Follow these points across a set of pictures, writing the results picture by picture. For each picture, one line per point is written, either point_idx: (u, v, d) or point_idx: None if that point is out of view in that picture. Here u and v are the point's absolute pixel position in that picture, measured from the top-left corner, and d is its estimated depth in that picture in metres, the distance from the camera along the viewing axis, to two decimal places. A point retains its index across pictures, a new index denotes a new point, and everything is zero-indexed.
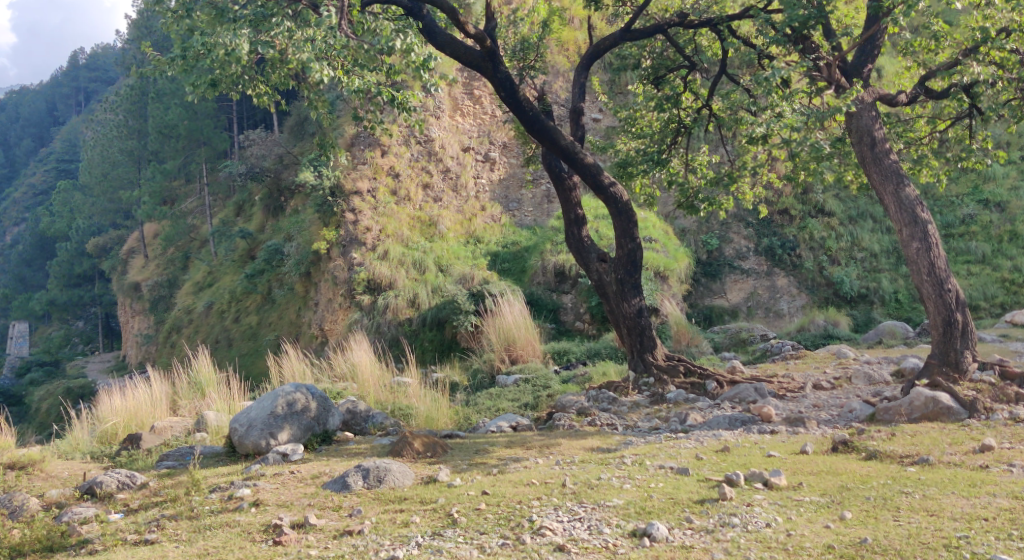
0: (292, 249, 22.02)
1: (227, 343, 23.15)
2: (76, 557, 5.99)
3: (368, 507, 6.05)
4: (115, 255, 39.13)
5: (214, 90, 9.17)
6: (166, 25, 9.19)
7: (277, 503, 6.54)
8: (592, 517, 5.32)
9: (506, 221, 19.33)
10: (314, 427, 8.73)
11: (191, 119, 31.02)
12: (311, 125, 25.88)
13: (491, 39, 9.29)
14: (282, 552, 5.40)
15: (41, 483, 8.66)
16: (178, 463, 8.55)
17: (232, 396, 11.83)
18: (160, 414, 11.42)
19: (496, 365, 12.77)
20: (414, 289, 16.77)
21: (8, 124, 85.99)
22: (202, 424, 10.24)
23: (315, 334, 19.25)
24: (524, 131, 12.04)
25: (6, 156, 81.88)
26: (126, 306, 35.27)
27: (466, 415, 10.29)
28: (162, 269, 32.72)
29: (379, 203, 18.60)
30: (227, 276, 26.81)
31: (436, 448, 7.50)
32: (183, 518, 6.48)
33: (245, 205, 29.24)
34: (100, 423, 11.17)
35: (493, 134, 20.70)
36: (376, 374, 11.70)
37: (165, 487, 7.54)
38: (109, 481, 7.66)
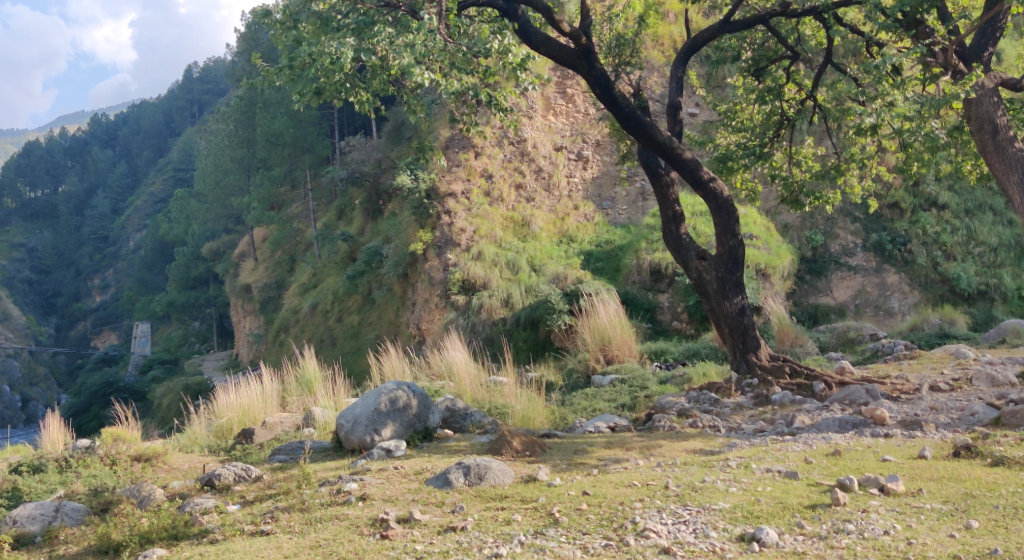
0: (391, 250, 22.51)
1: (331, 341, 23.85)
2: (199, 546, 6.27)
3: (470, 504, 6.09)
4: (227, 259, 40.91)
5: (320, 98, 9.43)
6: (274, 36, 9.49)
7: (382, 498, 6.66)
8: (697, 520, 5.22)
9: (600, 219, 18.93)
10: (415, 424, 8.85)
11: (295, 127, 32.46)
12: (409, 128, 26.30)
13: (586, 36, 9.23)
14: (389, 546, 5.48)
15: (164, 474, 9.16)
16: (289, 458, 8.82)
17: (337, 393, 12.16)
18: (271, 411, 11.84)
19: (592, 365, 12.69)
20: (508, 288, 16.92)
21: (131, 136, 91.30)
22: (310, 420, 10.56)
23: (413, 334, 19.61)
24: (618, 128, 11.91)
25: (130, 167, 86.99)
26: (238, 306, 36.79)
27: (562, 414, 10.25)
28: (272, 271, 34.05)
29: (473, 204, 19.01)
30: (330, 277, 27.58)
31: (535, 448, 7.49)
32: (295, 511, 6.68)
33: (346, 208, 30.02)
34: (217, 417, 11.68)
35: (586, 132, 20.46)
36: (473, 373, 11.79)
37: (278, 480, 7.80)
38: (226, 473, 7.99)
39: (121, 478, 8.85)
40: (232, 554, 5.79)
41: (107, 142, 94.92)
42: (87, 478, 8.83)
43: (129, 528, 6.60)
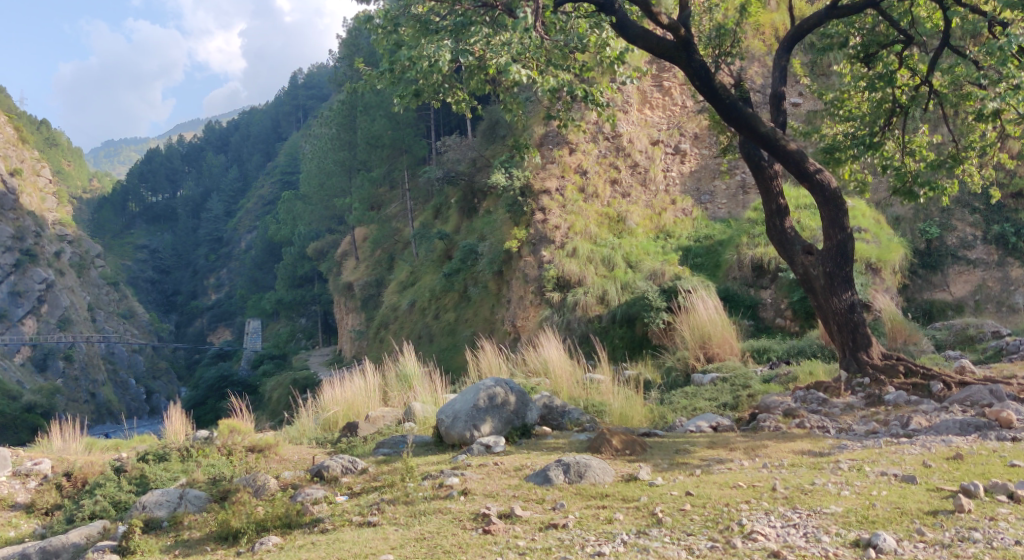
0: (487, 248, 22.69)
1: (428, 338, 24.25)
2: (310, 534, 6.51)
3: (571, 502, 6.05)
4: (332, 258, 42.10)
5: (419, 99, 9.63)
6: (376, 41, 9.66)
7: (484, 493, 6.70)
8: (808, 524, 5.03)
9: (698, 214, 18.53)
10: (514, 420, 8.87)
11: (394, 129, 33.13)
12: (503, 127, 26.41)
13: (686, 27, 9.03)
14: (491, 541, 5.50)
15: (276, 464, 9.51)
16: (393, 451, 8.98)
17: (436, 389, 12.31)
18: (373, 404, 12.11)
19: (691, 364, 12.45)
20: (604, 285, 16.81)
21: (242, 142, 95.13)
22: (410, 414, 10.75)
23: (508, 330, 19.72)
24: (718, 119, 11.63)
25: (240, 171, 90.56)
26: (341, 303, 37.79)
27: (661, 413, 10.09)
28: (372, 269, 34.83)
29: (567, 201, 19.03)
30: (427, 275, 28.01)
31: (635, 446, 7.38)
32: (399, 503, 6.80)
33: (442, 207, 30.42)
34: (324, 412, 12.06)
35: (684, 126, 19.96)
36: (570, 371, 11.71)
37: (382, 473, 7.96)
38: (334, 465, 8.19)
39: (237, 467, 9.22)
40: (342, 545, 5.98)
41: (221, 148, 99.38)
42: (206, 467, 9.26)
43: (247, 516, 6.88)
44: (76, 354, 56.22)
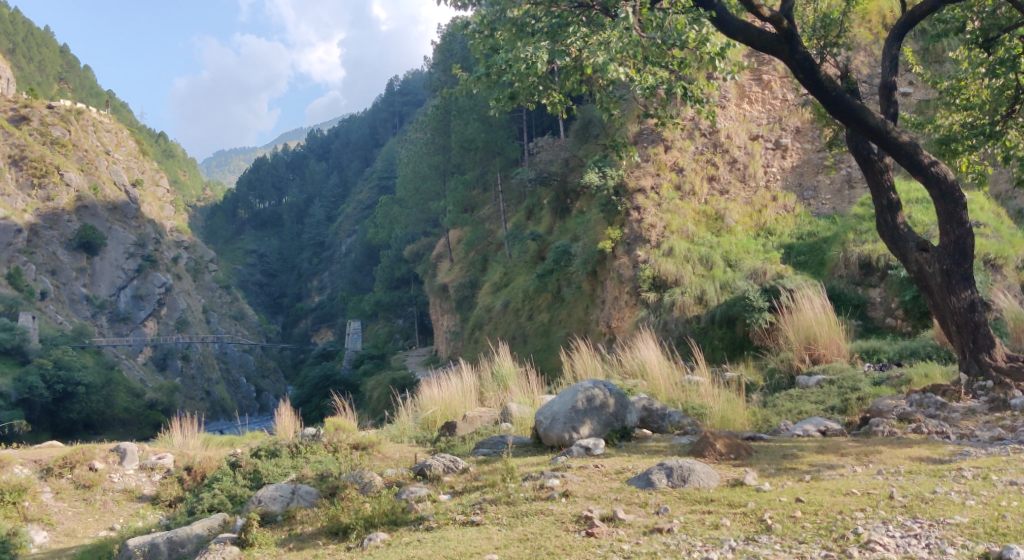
0: (580, 248, 22.61)
1: (523, 339, 24.35)
2: (415, 532, 6.70)
3: (675, 506, 5.95)
4: (428, 260, 42.78)
5: (513, 102, 9.71)
6: (472, 45, 9.71)
7: (585, 496, 6.72)
8: (930, 535, 4.82)
9: (801, 211, 17.98)
10: (613, 423, 8.79)
11: (486, 132, 33.38)
12: (596, 126, 26.24)
13: (788, 20, 8.76)
14: (595, 544, 5.47)
15: (379, 462, 9.75)
16: (492, 451, 9.03)
17: (533, 389, 12.32)
18: (470, 405, 12.27)
19: (795, 365, 12.08)
20: (702, 285, 16.54)
21: (341, 148, 97.83)
22: (507, 415, 10.78)
23: (603, 331, 19.61)
24: (823, 111, 11.23)
25: (340, 177, 93.08)
26: (437, 305, 38.28)
27: (765, 416, 9.83)
28: (466, 270, 35.20)
29: (663, 199, 18.78)
30: (520, 276, 28.11)
31: (740, 451, 7.19)
32: (501, 503, 6.91)
33: (535, 208, 30.53)
34: (422, 411, 12.29)
35: (785, 120, 19.33)
36: (668, 373, 11.54)
37: (483, 472, 8.04)
38: (436, 464, 8.30)
39: (343, 464, 9.49)
40: (447, 542, 6.11)
41: (322, 155, 102.44)
42: (314, 463, 9.58)
43: (355, 512, 7.13)
44: (192, 354, 58.86)
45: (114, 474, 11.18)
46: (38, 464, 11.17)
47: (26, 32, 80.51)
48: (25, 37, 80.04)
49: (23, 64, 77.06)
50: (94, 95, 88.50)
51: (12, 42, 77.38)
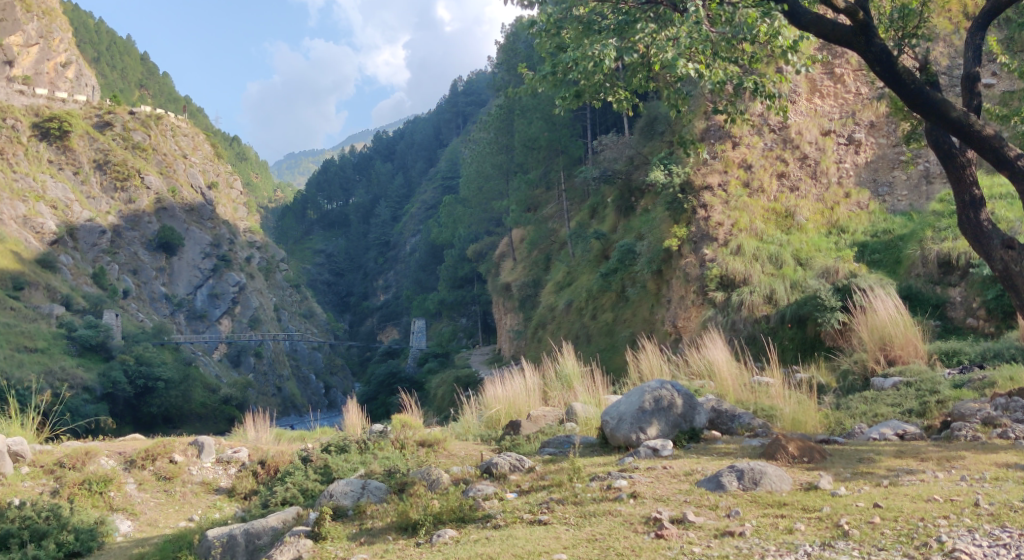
0: (645, 247, 22.42)
1: (586, 338, 24.27)
2: (484, 529, 6.81)
3: (747, 509, 5.84)
4: (491, 259, 42.98)
5: (580, 100, 9.71)
6: (538, 44, 9.69)
7: (653, 497, 6.71)
8: (1020, 545, 4.72)
9: (875, 208, 17.53)
10: (681, 424, 8.68)
11: (550, 130, 33.30)
12: (662, 123, 25.98)
13: (864, 10, 8.48)
14: (665, 546, 5.44)
15: (445, 459, 9.85)
16: (558, 450, 9.01)
17: (598, 389, 12.25)
18: (535, 404, 12.27)
19: (870, 366, 11.76)
20: (771, 284, 16.24)
21: (406, 149, 99.04)
22: (572, 414, 10.74)
23: (669, 331, 19.42)
24: (900, 104, 10.88)
25: (405, 177, 94.24)
26: (501, 304, 38.37)
27: (838, 418, 9.59)
28: (530, 269, 35.23)
29: (731, 197, 18.47)
30: (584, 275, 28.01)
31: (813, 453, 7.00)
32: (568, 503, 6.95)
33: (599, 207, 30.41)
34: (487, 410, 12.37)
35: (859, 114, 18.76)
36: (736, 375, 11.34)
37: (549, 471, 8.04)
38: (503, 462, 8.32)
39: (410, 461, 9.62)
40: (516, 541, 6.22)
41: (388, 156, 103.87)
42: (382, 459, 9.74)
43: (423, 509, 7.26)
44: (264, 351, 60.27)
45: (193, 466, 11.49)
46: (122, 456, 11.55)
47: (109, 40, 83.48)
48: (108, 45, 83.04)
49: (106, 71, 79.96)
50: (172, 100, 91.28)
51: (95, 50, 80.34)
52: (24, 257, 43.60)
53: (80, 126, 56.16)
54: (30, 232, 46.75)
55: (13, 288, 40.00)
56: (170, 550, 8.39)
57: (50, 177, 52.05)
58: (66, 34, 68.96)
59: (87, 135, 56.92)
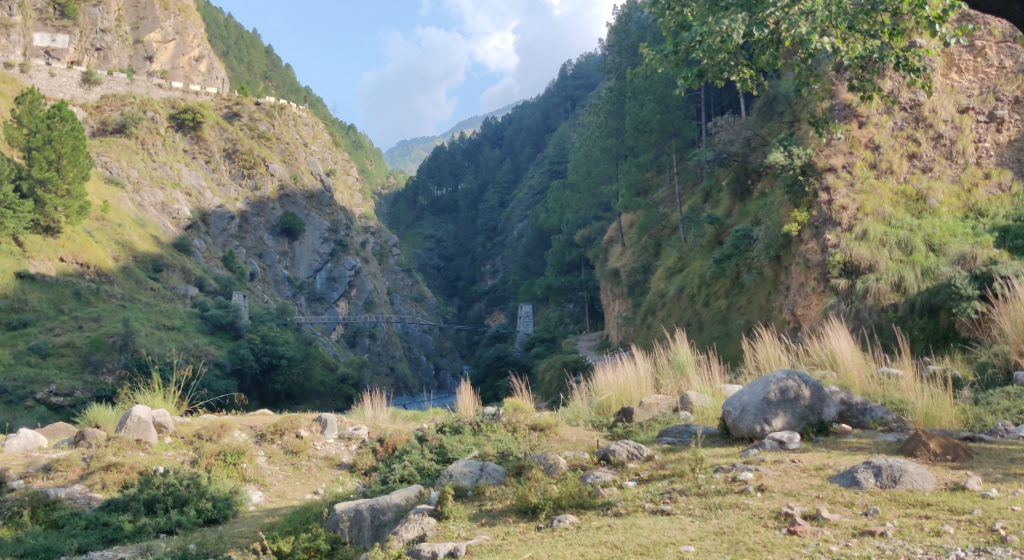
0: (762, 232, 21.77)
1: (698, 326, 23.82)
2: (605, 517, 6.79)
3: (886, 508, 5.68)
4: (599, 244, 42.66)
5: (702, 80, 9.45)
6: (661, 24, 9.55)
7: (782, 492, 6.49)
8: None
9: (1018, 190, 16.49)
10: (809, 416, 8.36)
11: (662, 113, 32.63)
12: (781, 104, 25.08)
13: None
14: (799, 543, 5.41)
15: (558, 444, 9.84)
16: (678, 440, 8.83)
17: (713, 378, 11.95)
18: (647, 391, 12.12)
19: (1011, 360, 11.03)
20: (900, 271, 15.50)
21: (514, 135, 99.57)
22: (686, 403, 10.51)
23: (787, 319, 18.82)
24: None
25: (513, 162, 94.78)
26: (609, 289, 38.04)
27: (978, 414, 9.02)
28: (640, 255, 34.77)
29: (856, 178, 17.68)
30: (696, 261, 27.42)
31: (957, 451, 6.61)
32: (692, 494, 6.82)
33: (712, 191, 29.74)
34: (597, 395, 12.30)
35: (1001, 88, 17.47)
36: (862, 366, 10.84)
37: (669, 461, 7.88)
38: (620, 450, 8.22)
39: (524, 444, 9.69)
40: (640, 531, 6.20)
41: (496, 141, 104.69)
42: (496, 442, 9.85)
43: (543, 493, 7.28)
44: (378, 332, 61.88)
45: (317, 441, 11.88)
46: (253, 430, 12.07)
47: (237, 35, 87.11)
48: (236, 39, 86.66)
49: (234, 64, 83.53)
50: (293, 91, 94.48)
51: (224, 44, 83.98)
52: (162, 242, 46.15)
53: (212, 118, 58.84)
54: (167, 218, 49.50)
55: (153, 269, 42.28)
56: (298, 521, 8.72)
57: (185, 166, 54.76)
58: (199, 29, 72.16)
59: (217, 126, 59.52)
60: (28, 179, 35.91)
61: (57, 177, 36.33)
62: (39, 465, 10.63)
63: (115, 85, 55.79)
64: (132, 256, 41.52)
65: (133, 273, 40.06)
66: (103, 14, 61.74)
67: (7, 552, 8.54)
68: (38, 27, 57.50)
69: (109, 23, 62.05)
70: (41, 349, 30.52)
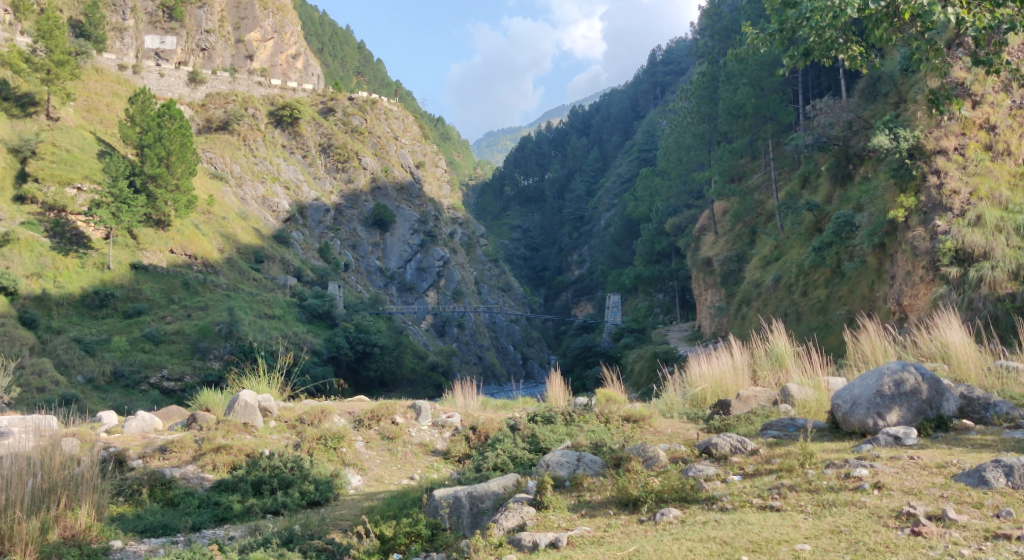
0: (865, 219, 20.95)
1: (796, 317, 23.13)
2: (711, 512, 6.62)
3: (1019, 511, 5.64)
4: (691, 233, 41.88)
5: (808, 59, 9.12)
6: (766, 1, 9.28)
7: (902, 489, 6.27)
8: None
9: None
10: (927, 411, 7.96)
11: (757, 97, 31.70)
12: (886, 83, 24.05)
13: None
14: (925, 545, 5.41)
15: (652, 436, 9.70)
16: (783, 433, 8.53)
17: (816, 370, 11.53)
18: (744, 383, 11.80)
19: None
20: (1019, 258, 14.62)
21: (602, 123, 99.01)
22: (787, 396, 10.15)
23: (892, 310, 18.10)
24: None
25: (601, 150, 94.20)
26: (701, 279, 37.35)
27: None
28: (733, 244, 33.98)
29: (969, 161, 16.77)
30: (794, 250, 26.59)
31: None
32: (802, 490, 6.58)
33: (811, 176, 28.80)
34: (691, 387, 12.06)
35: None
36: (977, 360, 10.27)
37: (775, 455, 7.61)
38: (723, 443, 8.00)
39: (618, 435, 9.61)
40: (749, 526, 6.05)
41: (583, 130, 104.15)
42: (589, 433, 9.76)
43: (644, 486, 7.14)
44: (467, 322, 62.44)
45: (412, 428, 12.00)
46: (352, 415, 12.28)
47: (331, 31, 89.05)
48: (330, 35, 88.64)
49: (329, 61, 85.48)
50: (385, 85, 95.92)
51: (320, 41, 85.99)
52: (263, 233, 47.77)
53: (308, 113, 60.28)
54: (267, 211, 51.13)
55: (255, 260, 43.73)
56: (397, 506, 8.80)
57: (284, 161, 56.44)
58: (296, 28, 73.94)
59: (313, 121, 61.03)
60: (141, 175, 37.62)
61: (167, 173, 37.89)
62: (156, 445, 11.06)
63: (219, 84, 57.86)
64: (236, 248, 43.08)
65: (237, 263, 41.49)
66: (207, 15, 64.14)
67: (129, 527, 8.93)
68: (149, 29, 61.26)
69: (213, 24, 64.40)
70: (154, 336, 31.92)
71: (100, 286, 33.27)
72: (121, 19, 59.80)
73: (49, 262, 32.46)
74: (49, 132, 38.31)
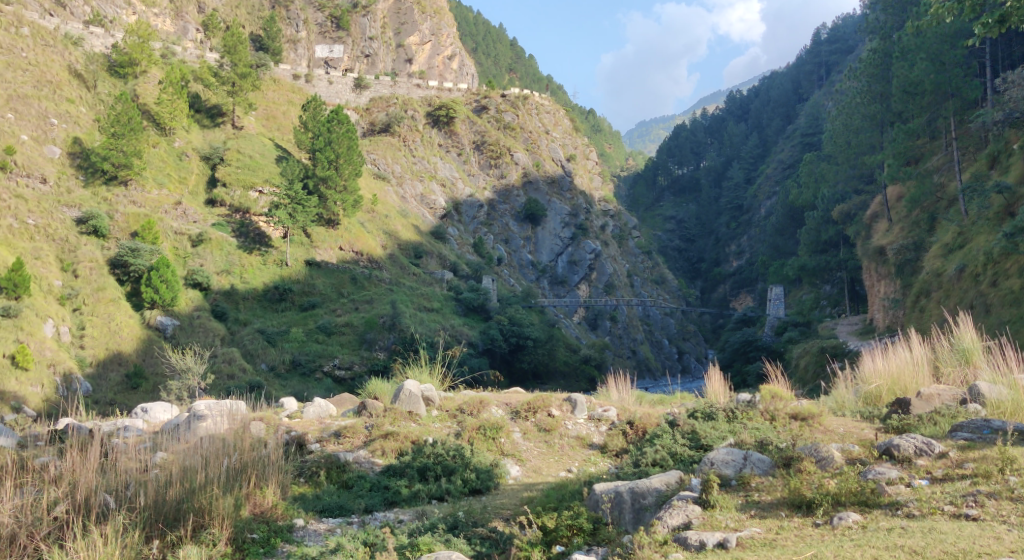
0: None
1: (984, 309, 21.46)
2: (896, 518, 6.31)
3: None
4: (860, 220, 39.59)
5: (1005, 26, 8.52)
6: None
7: None
8: None
9: None
10: None
11: (937, 73, 29.63)
12: None
13: None
14: None
15: (822, 434, 9.26)
16: (975, 435, 7.87)
17: (1009, 367, 10.58)
18: (925, 380, 11.00)
19: None
20: None
21: (761, 108, 95.67)
22: (976, 395, 9.38)
23: None
24: None
25: (761, 137, 90.89)
26: (874, 269, 35.29)
27: None
28: (910, 231, 31.85)
29: None
30: (980, 236, 24.60)
31: None
32: (1003, 499, 6.28)
33: (1000, 156, 26.63)
34: (865, 383, 11.38)
35: None
36: None
37: (969, 459, 7.06)
38: (905, 444, 7.45)
39: (785, 434, 9.22)
40: (945, 536, 5.90)
41: (741, 116, 100.96)
42: (754, 431, 9.43)
43: (818, 487, 6.81)
44: (621, 315, 61.94)
45: (568, 421, 11.99)
46: (509, 406, 12.42)
47: (485, 31, 90.74)
48: (484, 35, 90.30)
49: (483, 59, 87.03)
50: (538, 81, 96.61)
51: (474, 41, 87.73)
52: (421, 229, 49.36)
53: (464, 112, 61.66)
54: (425, 208, 52.87)
55: (414, 256, 45.22)
56: (556, 498, 8.80)
57: (441, 159, 58.17)
58: (452, 29, 75.56)
59: (468, 119, 62.27)
60: (314, 177, 39.79)
61: (337, 175, 40.00)
62: (331, 430, 11.61)
63: (381, 88, 60.13)
64: (397, 244, 44.67)
65: (398, 259, 43.04)
66: (370, 23, 66.95)
67: (310, 506, 9.42)
68: (319, 39, 64.97)
69: (375, 31, 67.13)
70: (327, 328, 33.64)
71: (279, 281, 35.35)
72: (294, 31, 63.37)
73: (236, 260, 34.82)
74: (234, 140, 41.25)
